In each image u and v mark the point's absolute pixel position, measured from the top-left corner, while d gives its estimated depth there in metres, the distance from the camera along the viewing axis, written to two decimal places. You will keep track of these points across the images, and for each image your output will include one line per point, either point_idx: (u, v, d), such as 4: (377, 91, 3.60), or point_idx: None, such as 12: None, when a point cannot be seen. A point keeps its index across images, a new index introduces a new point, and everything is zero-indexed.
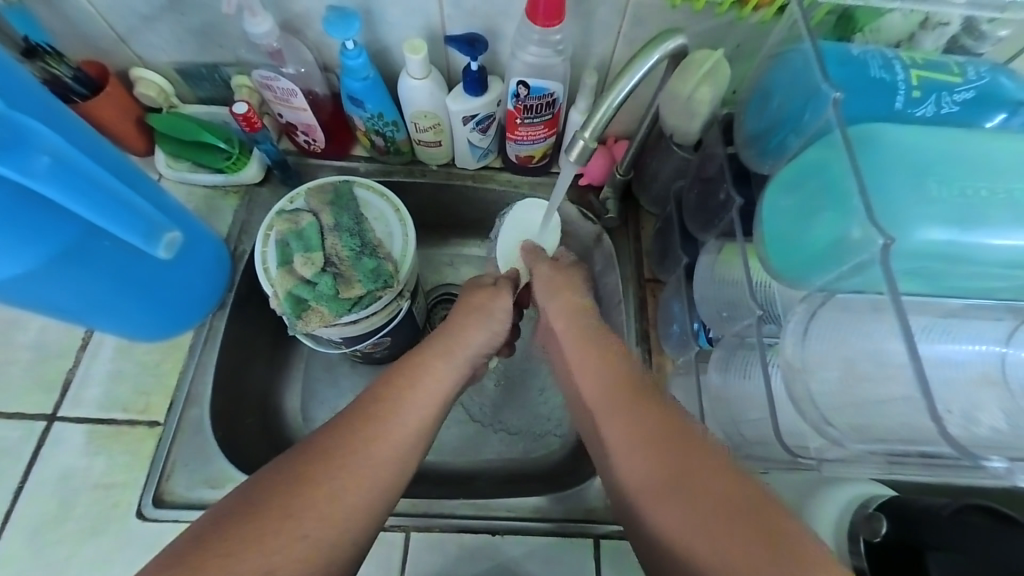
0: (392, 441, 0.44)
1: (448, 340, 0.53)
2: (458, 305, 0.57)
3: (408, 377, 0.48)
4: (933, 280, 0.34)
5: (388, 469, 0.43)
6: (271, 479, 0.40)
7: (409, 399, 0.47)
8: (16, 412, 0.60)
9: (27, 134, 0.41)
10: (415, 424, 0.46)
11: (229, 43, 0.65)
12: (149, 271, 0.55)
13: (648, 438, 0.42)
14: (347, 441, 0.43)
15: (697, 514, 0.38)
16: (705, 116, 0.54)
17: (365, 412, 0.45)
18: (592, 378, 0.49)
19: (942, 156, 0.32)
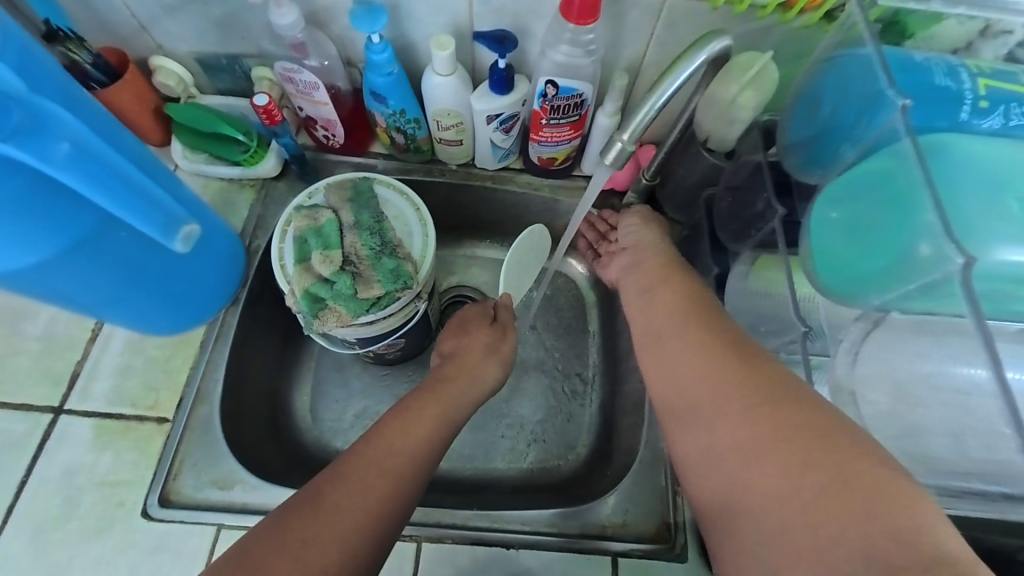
0: (408, 460, 0.44)
1: (460, 367, 0.55)
2: (469, 340, 0.59)
3: (415, 407, 0.49)
4: (998, 303, 0.31)
5: (397, 501, 0.42)
6: (271, 528, 0.38)
7: (413, 427, 0.47)
8: (23, 403, 0.58)
9: (46, 119, 0.39)
10: (417, 453, 0.45)
11: (251, 35, 0.64)
12: (166, 264, 0.53)
13: (748, 420, 0.33)
14: (355, 474, 0.42)
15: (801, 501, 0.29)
16: (745, 123, 0.52)
17: (356, 461, 0.43)
18: (670, 348, 0.41)
19: (1016, 171, 0.30)
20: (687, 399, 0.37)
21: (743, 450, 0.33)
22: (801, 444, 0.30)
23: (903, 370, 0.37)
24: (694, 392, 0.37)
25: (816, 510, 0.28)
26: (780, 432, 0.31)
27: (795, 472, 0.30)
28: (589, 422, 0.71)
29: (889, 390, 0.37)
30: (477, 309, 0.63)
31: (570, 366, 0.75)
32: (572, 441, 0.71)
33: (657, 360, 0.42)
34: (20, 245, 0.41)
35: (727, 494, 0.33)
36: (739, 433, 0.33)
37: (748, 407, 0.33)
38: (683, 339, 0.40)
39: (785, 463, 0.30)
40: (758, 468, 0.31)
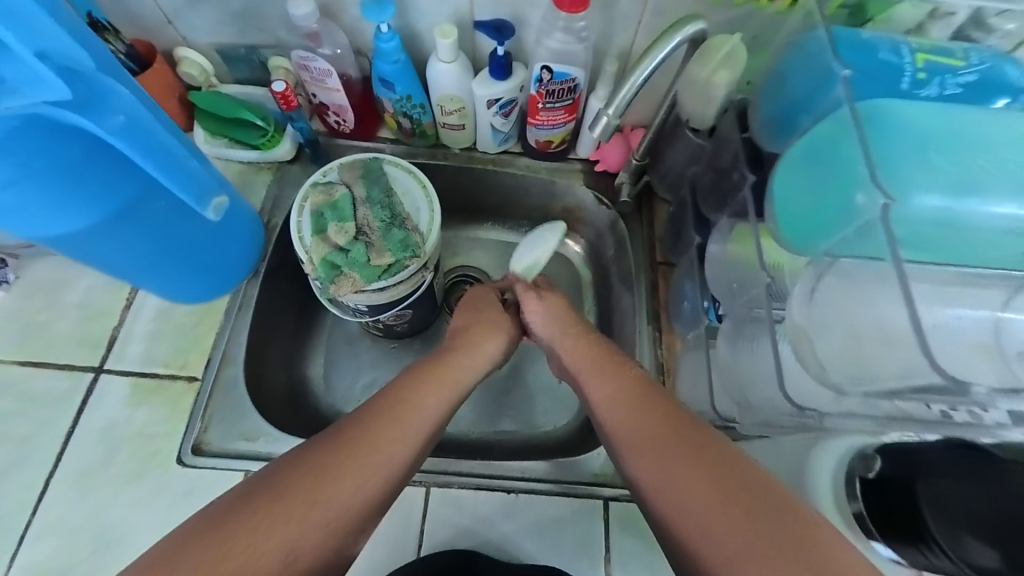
0: (414, 427, 0.50)
1: (468, 339, 0.60)
2: (479, 317, 0.63)
3: (426, 381, 0.54)
4: (929, 247, 0.36)
5: (399, 465, 0.48)
6: (289, 471, 0.44)
7: (420, 401, 0.52)
8: (65, 364, 0.64)
9: (105, 92, 0.42)
10: (422, 426, 0.51)
11: (268, 26, 0.69)
12: (193, 236, 0.58)
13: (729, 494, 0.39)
14: (364, 437, 0.47)
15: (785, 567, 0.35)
16: (721, 101, 0.56)
17: (364, 424, 0.48)
18: (643, 445, 0.45)
19: (944, 129, 0.35)
20: (679, 486, 0.42)
21: (740, 532, 0.38)
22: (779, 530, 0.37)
23: (855, 315, 0.37)
24: (685, 498, 0.41)
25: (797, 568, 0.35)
26: (765, 521, 0.38)
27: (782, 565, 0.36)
28: None
29: (845, 333, 0.38)
30: (485, 289, 0.68)
31: None
32: (569, 406, 0.76)
33: (641, 439, 0.45)
34: (79, 210, 0.47)
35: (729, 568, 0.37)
36: (730, 529, 0.38)
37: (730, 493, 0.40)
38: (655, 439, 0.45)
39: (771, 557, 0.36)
40: (760, 563, 0.36)
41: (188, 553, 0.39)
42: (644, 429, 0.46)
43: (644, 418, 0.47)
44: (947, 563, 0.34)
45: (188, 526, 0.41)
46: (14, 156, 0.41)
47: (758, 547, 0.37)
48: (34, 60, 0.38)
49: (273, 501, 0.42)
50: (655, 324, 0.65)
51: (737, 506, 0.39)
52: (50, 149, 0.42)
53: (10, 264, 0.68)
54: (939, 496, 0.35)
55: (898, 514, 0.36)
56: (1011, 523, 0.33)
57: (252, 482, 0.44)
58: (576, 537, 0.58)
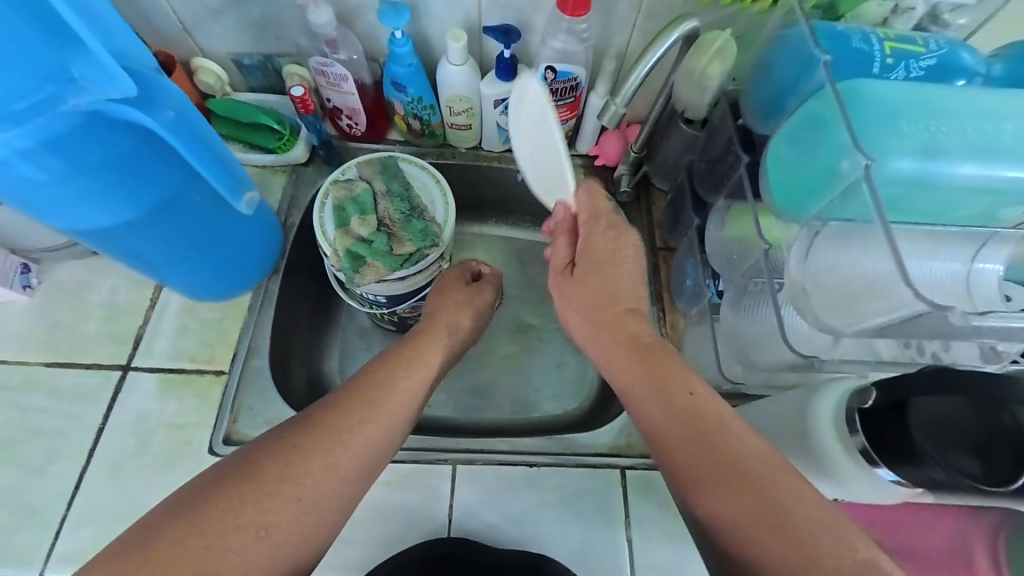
0: (387, 412, 0.48)
1: (436, 323, 0.59)
2: (439, 298, 0.62)
3: (400, 367, 0.52)
4: (905, 205, 0.41)
5: (372, 449, 0.46)
6: (258, 454, 0.42)
7: (395, 386, 0.50)
8: (93, 362, 0.65)
9: (155, 90, 0.46)
10: (395, 411, 0.49)
11: (285, 35, 0.73)
12: (221, 231, 0.60)
13: (728, 471, 0.40)
14: (334, 421, 0.45)
15: (775, 551, 0.36)
16: (714, 91, 0.61)
17: (334, 408, 0.46)
18: (653, 416, 0.46)
19: (913, 103, 0.40)
20: (680, 457, 0.43)
21: (739, 511, 0.38)
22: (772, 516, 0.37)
23: (843, 271, 0.41)
24: (686, 469, 0.42)
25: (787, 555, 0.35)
26: (758, 506, 0.38)
27: (769, 548, 0.36)
28: (593, 373, 0.81)
29: (838, 286, 0.41)
30: (448, 271, 0.67)
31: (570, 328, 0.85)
32: (579, 389, 0.80)
33: (650, 399, 0.47)
34: (124, 201, 0.49)
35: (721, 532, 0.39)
36: (724, 505, 0.39)
37: (726, 473, 0.40)
38: (664, 409, 0.45)
39: (760, 538, 0.37)
40: (740, 512, 0.38)
41: (167, 523, 0.38)
42: (655, 400, 0.46)
43: (657, 389, 0.46)
44: (941, 475, 0.33)
45: (166, 503, 0.40)
46: (74, 147, 0.43)
47: (744, 497, 0.38)
48: (106, 56, 0.40)
49: (241, 480, 0.40)
50: (659, 304, 0.69)
51: (734, 485, 0.39)
52: (108, 142, 0.45)
53: (33, 269, 0.69)
54: (931, 414, 0.34)
55: (891, 431, 0.36)
56: (992, 432, 0.32)
57: (224, 465, 0.42)
58: (601, 505, 0.58)
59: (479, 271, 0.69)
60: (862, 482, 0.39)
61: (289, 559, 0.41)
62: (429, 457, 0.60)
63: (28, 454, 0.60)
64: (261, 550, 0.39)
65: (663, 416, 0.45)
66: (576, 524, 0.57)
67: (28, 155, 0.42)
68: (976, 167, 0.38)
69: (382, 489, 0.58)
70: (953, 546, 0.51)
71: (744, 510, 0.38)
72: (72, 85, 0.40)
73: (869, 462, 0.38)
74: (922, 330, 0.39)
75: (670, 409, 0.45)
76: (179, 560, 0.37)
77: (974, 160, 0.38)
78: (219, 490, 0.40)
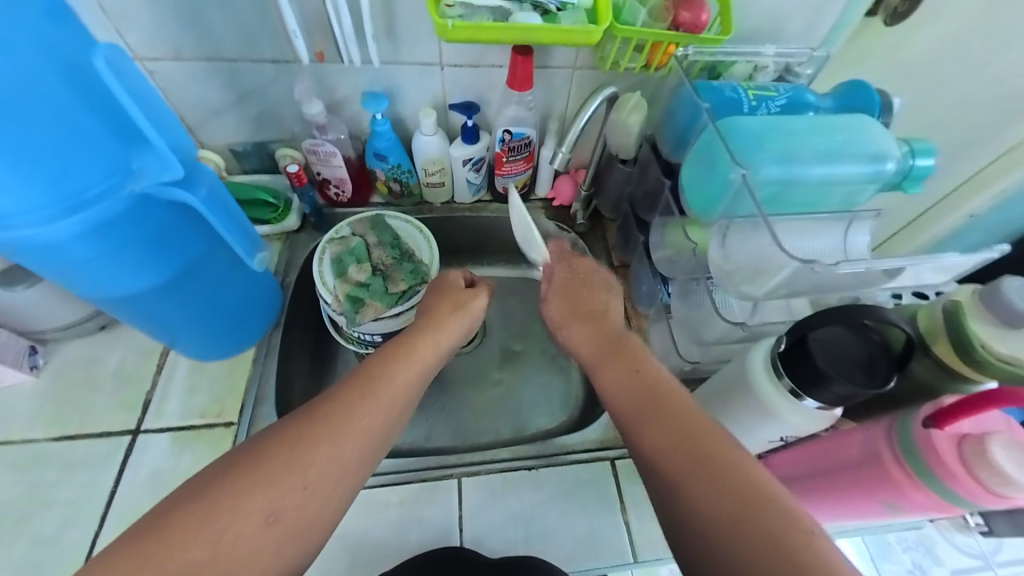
0: (384, 401, 0.52)
1: (429, 325, 0.62)
2: (436, 301, 0.66)
3: (394, 359, 0.56)
4: (780, 201, 0.55)
5: (371, 437, 0.50)
6: (265, 444, 0.46)
7: (390, 376, 0.54)
8: (104, 430, 0.68)
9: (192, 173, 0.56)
10: (393, 400, 0.53)
11: (280, 125, 0.86)
12: (232, 289, 0.68)
13: (674, 425, 0.46)
14: (337, 411, 0.49)
15: (705, 494, 0.41)
16: (637, 136, 0.76)
17: (337, 398, 0.50)
18: (615, 378, 0.53)
19: (771, 128, 0.55)
20: (636, 415, 0.49)
21: (681, 458, 0.44)
22: (705, 463, 0.43)
23: (749, 255, 0.54)
24: (639, 424, 0.48)
25: (715, 499, 0.41)
26: (694, 455, 0.43)
27: (701, 494, 0.41)
28: (576, 387, 0.89)
29: (748, 265, 0.54)
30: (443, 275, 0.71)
31: (551, 349, 0.94)
32: (566, 403, 0.87)
33: (611, 367, 0.55)
34: (153, 266, 0.56)
35: (664, 477, 0.44)
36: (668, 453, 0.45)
37: (672, 427, 0.46)
38: (624, 375, 0.53)
39: (694, 481, 0.42)
40: (672, 457, 0.44)
41: (179, 510, 0.41)
42: (617, 366, 0.54)
43: (615, 359, 0.55)
44: (843, 389, 0.44)
45: (179, 490, 0.43)
46: (121, 224, 0.51)
47: (672, 442, 0.45)
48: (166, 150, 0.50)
49: (251, 469, 0.43)
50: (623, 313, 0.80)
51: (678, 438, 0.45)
52: (150, 216, 0.53)
53: (40, 350, 0.72)
54: (826, 346, 0.47)
55: (803, 366, 0.46)
56: (864, 360, 0.46)
57: (232, 454, 0.45)
58: (599, 494, 0.63)
59: (474, 281, 0.74)
60: (797, 413, 0.50)
61: (298, 544, 0.44)
62: (437, 473, 0.64)
63: (42, 527, 0.61)
64: (270, 533, 0.42)
65: (624, 380, 0.52)
66: (579, 517, 0.62)
67: (85, 234, 0.49)
68: (819, 169, 0.54)
69: (395, 510, 0.62)
70: (865, 450, 0.50)
71: (683, 459, 0.44)
72: (131, 175, 0.50)
73: (797, 398, 0.49)
74: (810, 281, 0.51)
75: (628, 372, 0.52)
76: (192, 541, 0.40)
77: (817, 164, 0.53)
78: (229, 479, 0.43)
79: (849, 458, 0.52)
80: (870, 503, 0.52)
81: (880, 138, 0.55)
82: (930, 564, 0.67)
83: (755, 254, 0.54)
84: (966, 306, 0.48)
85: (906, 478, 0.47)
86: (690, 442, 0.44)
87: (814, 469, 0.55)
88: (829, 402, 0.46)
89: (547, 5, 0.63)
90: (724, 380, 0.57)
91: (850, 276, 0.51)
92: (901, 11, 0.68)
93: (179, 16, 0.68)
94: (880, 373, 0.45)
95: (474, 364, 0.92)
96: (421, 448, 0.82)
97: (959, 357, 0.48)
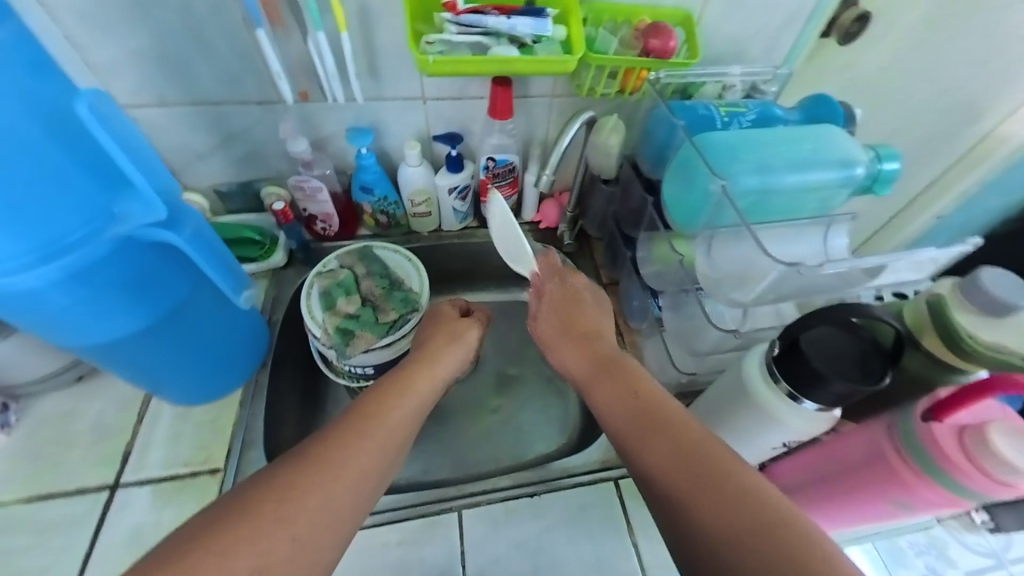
0: (379, 439, 0.51)
1: (429, 357, 0.63)
2: (436, 328, 0.68)
3: (390, 396, 0.56)
4: (759, 208, 0.57)
5: (366, 479, 0.48)
6: (252, 492, 0.43)
7: (385, 414, 0.53)
8: (80, 487, 0.64)
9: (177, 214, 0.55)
10: (387, 438, 0.52)
11: (265, 164, 0.87)
12: (217, 329, 0.66)
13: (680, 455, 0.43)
14: (329, 453, 0.47)
15: (723, 530, 0.38)
16: (617, 157, 0.78)
17: (330, 439, 0.49)
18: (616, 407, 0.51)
19: (745, 141, 0.57)
20: (642, 445, 0.46)
21: (693, 490, 0.41)
22: (720, 495, 0.39)
23: (735, 263, 0.55)
24: (647, 452, 0.46)
25: (737, 534, 0.37)
26: (707, 488, 0.40)
27: (720, 529, 0.38)
28: (575, 408, 0.87)
29: (735, 273, 0.55)
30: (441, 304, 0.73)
31: (547, 371, 0.93)
32: (565, 426, 0.86)
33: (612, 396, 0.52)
34: (135, 310, 0.55)
35: (680, 508, 0.41)
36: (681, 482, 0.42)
37: (681, 456, 0.43)
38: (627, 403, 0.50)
39: (710, 514, 0.39)
40: (685, 488, 0.41)
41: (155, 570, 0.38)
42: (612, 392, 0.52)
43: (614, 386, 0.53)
44: (840, 387, 0.44)
45: (157, 548, 0.39)
46: (101, 269, 0.50)
47: (679, 471, 0.42)
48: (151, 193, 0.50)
49: (236, 521, 0.41)
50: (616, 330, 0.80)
51: (686, 466, 0.42)
52: (133, 259, 0.52)
53: (13, 407, 0.69)
54: (819, 345, 0.47)
55: (800, 368, 0.46)
56: (855, 358, 0.46)
57: (215, 506, 0.42)
58: (605, 518, 0.61)
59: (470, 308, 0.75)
60: (796, 417, 0.49)
61: None
62: (437, 507, 0.61)
63: None
64: None
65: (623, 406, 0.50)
66: (587, 545, 0.59)
67: (63, 281, 0.48)
68: (794, 177, 0.55)
69: (394, 552, 0.58)
70: (871, 450, 0.49)
71: (694, 489, 0.41)
72: (114, 219, 0.49)
73: (795, 401, 0.49)
74: (795, 286, 0.52)
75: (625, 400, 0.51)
76: None
77: (791, 173, 0.55)
78: (212, 533, 0.40)
79: (855, 461, 0.51)
80: (880, 504, 0.51)
81: (846, 145, 0.57)
82: (945, 568, 0.65)
83: (740, 261, 0.55)
84: (947, 298, 0.49)
85: (915, 477, 0.46)
86: (702, 472, 0.41)
87: (821, 473, 0.54)
88: (826, 403, 0.47)
89: (523, 38, 0.65)
90: (722, 389, 0.57)
91: (832, 278, 0.53)
92: (854, 31, 0.73)
93: (163, 64, 0.70)
94: (874, 372, 0.45)
95: (470, 391, 0.90)
96: (418, 483, 0.79)
97: (946, 346, 0.49)
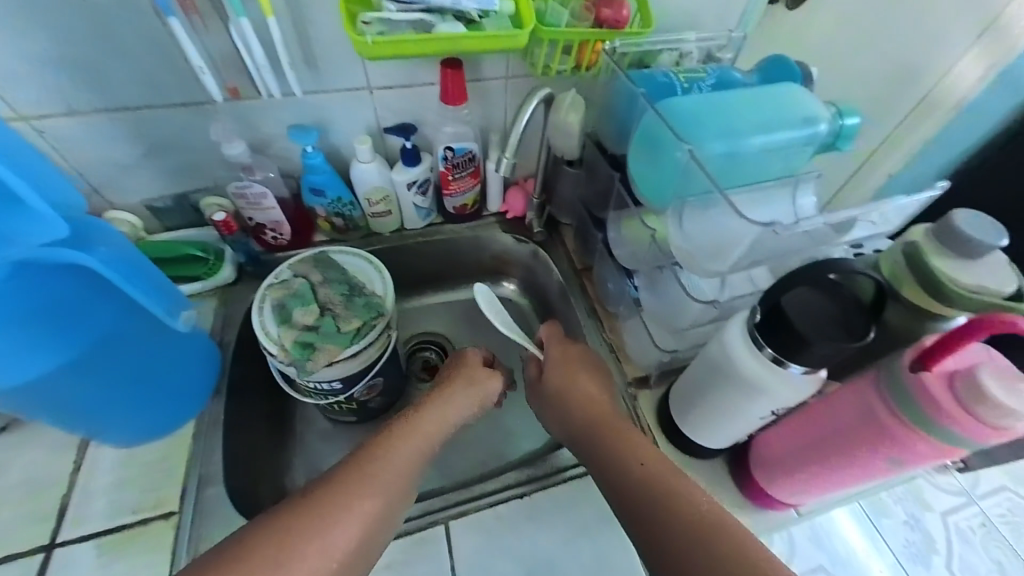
0: (382, 481, 0.48)
1: (442, 408, 0.58)
2: (462, 375, 0.62)
3: (391, 438, 0.52)
4: (729, 174, 0.55)
5: (371, 526, 0.45)
6: (238, 548, 0.41)
7: (385, 455, 0.50)
8: (7, 555, 0.56)
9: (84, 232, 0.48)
10: (392, 482, 0.48)
11: (201, 173, 0.79)
12: (153, 359, 0.59)
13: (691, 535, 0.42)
14: (324, 503, 0.44)
15: None
16: (579, 136, 0.74)
17: (326, 487, 0.46)
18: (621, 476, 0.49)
19: (710, 105, 0.54)
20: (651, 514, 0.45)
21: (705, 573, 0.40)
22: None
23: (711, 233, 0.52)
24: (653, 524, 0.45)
25: None
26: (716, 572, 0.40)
27: None
28: None
29: (711, 243, 0.52)
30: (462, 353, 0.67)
31: None
32: None
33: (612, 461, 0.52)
34: (45, 346, 0.47)
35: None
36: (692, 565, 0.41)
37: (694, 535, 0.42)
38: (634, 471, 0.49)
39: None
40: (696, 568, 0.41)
41: None
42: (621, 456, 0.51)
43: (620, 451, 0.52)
44: (829, 349, 0.42)
45: None
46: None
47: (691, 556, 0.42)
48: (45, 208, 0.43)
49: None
50: (595, 316, 0.78)
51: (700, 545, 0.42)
52: (34, 287, 0.45)
53: None
54: (800, 309, 0.45)
55: (786, 333, 0.44)
56: (836, 318, 0.44)
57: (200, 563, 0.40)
58: (602, 512, 0.58)
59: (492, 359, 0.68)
60: (785, 387, 0.47)
61: None
62: (421, 523, 0.57)
63: None
64: None
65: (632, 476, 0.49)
66: (585, 542, 0.56)
67: None
68: (761, 139, 0.54)
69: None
70: (862, 411, 0.48)
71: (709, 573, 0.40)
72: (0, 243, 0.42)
73: (782, 367, 0.46)
74: (772, 250, 0.51)
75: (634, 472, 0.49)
76: None
77: (758, 134, 0.53)
78: None
79: (847, 423, 0.50)
80: (876, 464, 0.49)
81: (808, 102, 0.56)
82: None
83: (714, 229, 0.51)
84: (925, 246, 0.49)
85: (909, 432, 0.45)
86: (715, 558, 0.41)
87: (814, 439, 0.52)
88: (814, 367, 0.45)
89: (469, 14, 0.61)
90: (706, 364, 0.54)
91: (808, 238, 0.51)
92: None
93: (63, 66, 0.61)
94: (862, 333, 0.43)
95: None
96: None
97: (934, 298, 0.48)
